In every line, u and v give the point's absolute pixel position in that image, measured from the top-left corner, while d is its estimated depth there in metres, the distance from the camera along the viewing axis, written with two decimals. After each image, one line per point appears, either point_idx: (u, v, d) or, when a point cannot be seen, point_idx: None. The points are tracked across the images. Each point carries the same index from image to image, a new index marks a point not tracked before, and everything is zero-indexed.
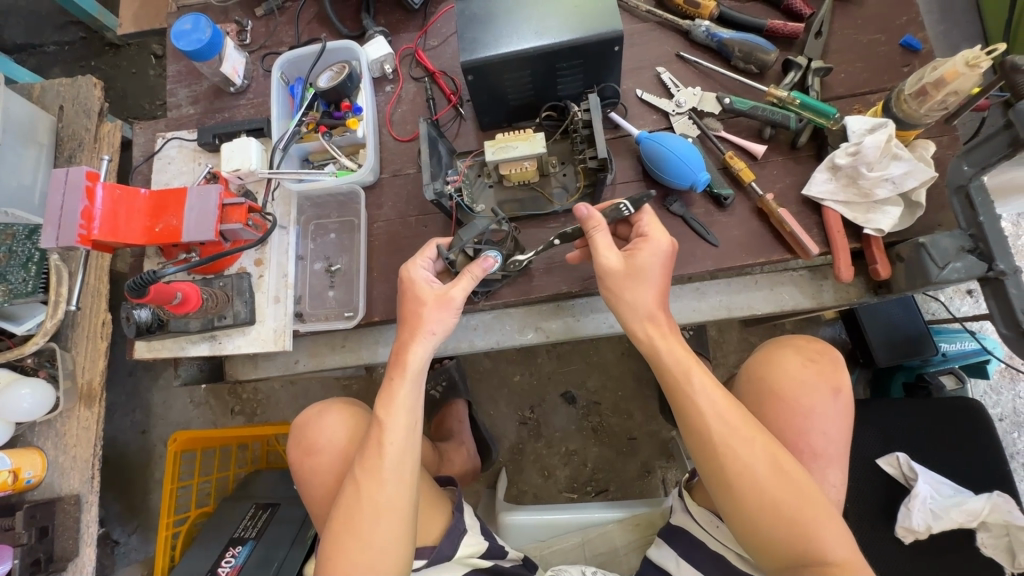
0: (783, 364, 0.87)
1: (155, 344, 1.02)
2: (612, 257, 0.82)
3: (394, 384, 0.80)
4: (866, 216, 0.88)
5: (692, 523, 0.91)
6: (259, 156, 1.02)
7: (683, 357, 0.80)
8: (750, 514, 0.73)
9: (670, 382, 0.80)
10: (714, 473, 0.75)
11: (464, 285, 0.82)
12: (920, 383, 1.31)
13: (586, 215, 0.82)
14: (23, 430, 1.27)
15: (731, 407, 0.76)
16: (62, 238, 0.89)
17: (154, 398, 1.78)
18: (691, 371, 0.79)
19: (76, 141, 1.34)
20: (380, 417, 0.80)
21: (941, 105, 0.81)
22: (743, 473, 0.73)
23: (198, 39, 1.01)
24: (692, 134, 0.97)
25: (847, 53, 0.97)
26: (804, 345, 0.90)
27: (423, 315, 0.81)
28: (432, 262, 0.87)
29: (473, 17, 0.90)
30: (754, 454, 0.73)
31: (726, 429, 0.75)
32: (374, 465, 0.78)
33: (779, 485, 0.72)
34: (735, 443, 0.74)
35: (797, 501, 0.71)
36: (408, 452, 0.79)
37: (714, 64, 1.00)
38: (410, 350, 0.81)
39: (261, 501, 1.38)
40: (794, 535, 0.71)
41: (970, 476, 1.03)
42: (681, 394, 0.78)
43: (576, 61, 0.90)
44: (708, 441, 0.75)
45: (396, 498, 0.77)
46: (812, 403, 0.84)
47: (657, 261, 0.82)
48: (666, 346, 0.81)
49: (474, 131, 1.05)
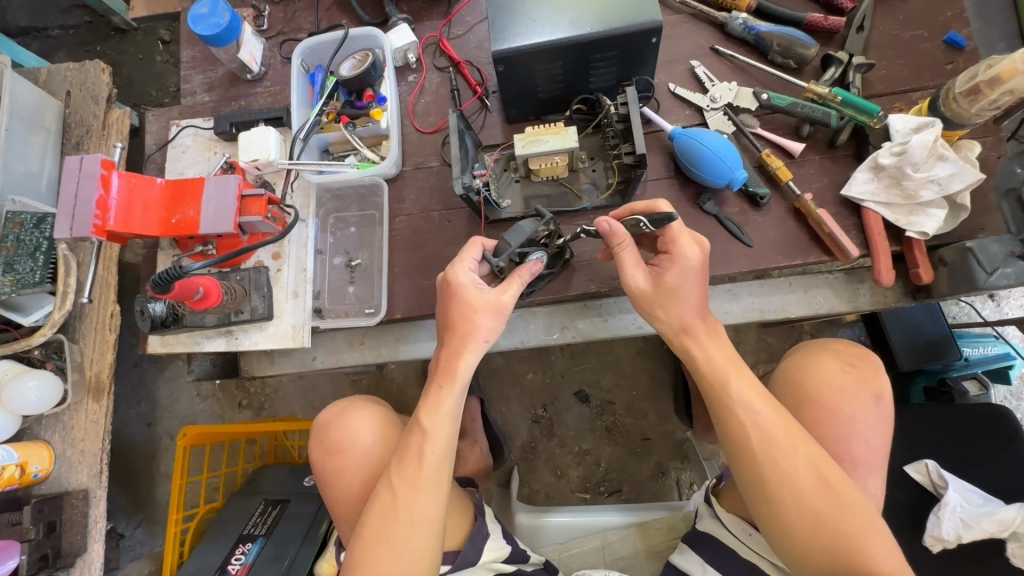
0: (819, 370, 0.85)
1: (169, 338, 0.99)
2: (639, 280, 0.81)
3: (442, 393, 0.78)
4: (908, 218, 0.85)
5: (724, 532, 0.89)
6: (278, 146, 0.99)
7: (722, 364, 0.78)
8: (789, 523, 0.71)
9: (711, 389, 0.78)
10: (753, 481, 0.73)
11: (514, 290, 0.80)
12: (942, 388, 1.28)
13: (609, 231, 0.81)
14: (30, 423, 1.24)
15: (774, 416, 0.74)
16: (76, 228, 0.86)
17: (160, 390, 1.75)
18: (730, 377, 0.77)
19: (83, 128, 1.30)
20: (422, 424, 0.77)
21: (993, 105, 0.78)
22: (783, 481, 0.71)
23: (217, 23, 0.97)
24: (727, 131, 0.94)
25: (888, 49, 0.94)
26: (840, 350, 0.88)
27: (476, 321, 0.78)
28: (477, 264, 0.84)
29: (505, 5, 0.87)
30: (797, 464, 0.71)
31: (767, 436, 0.73)
32: (411, 474, 0.75)
33: (820, 494, 0.70)
34: (779, 455, 0.72)
35: (840, 512, 0.69)
36: (445, 460, 0.77)
37: (750, 58, 0.97)
38: (462, 358, 0.78)
39: (271, 498, 1.36)
40: (834, 544, 0.69)
41: (1001, 484, 1.00)
42: (721, 403, 0.77)
43: (612, 52, 0.87)
44: (746, 447, 0.73)
45: (431, 511, 0.74)
46: (852, 409, 0.82)
47: (687, 279, 0.80)
48: (703, 354, 0.80)
49: (500, 123, 1.02)
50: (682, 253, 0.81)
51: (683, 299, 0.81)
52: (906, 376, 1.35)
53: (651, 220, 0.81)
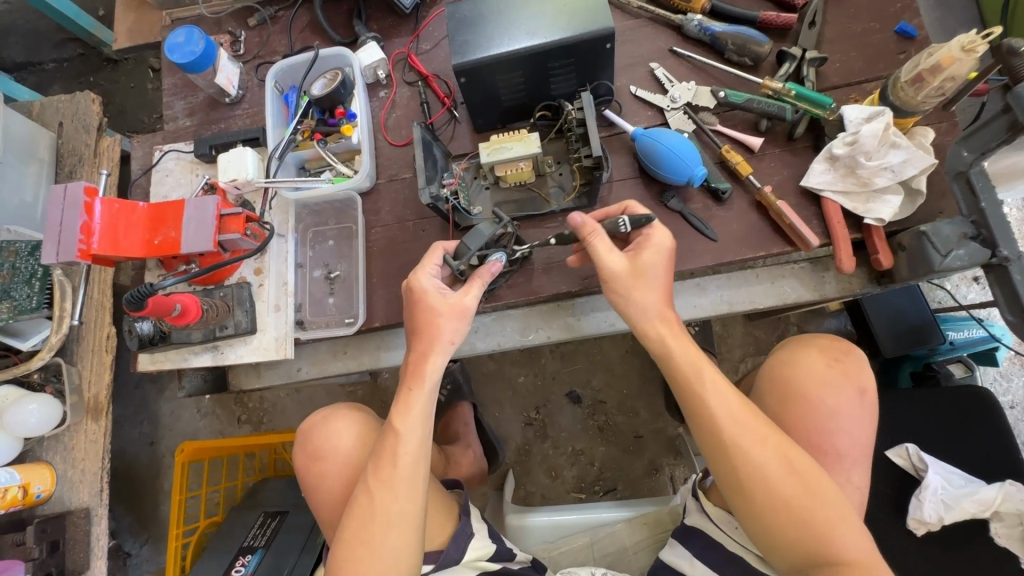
0: (805, 364, 0.86)
1: (158, 356, 1.03)
2: (617, 259, 0.81)
3: (410, 394, 0.81)
4: (866, 205, 0.87)
5: (712, 526, 0.89)
6: (256, 165, 1.03)
7: (689, 360, 0.79)
8: (760, 513, 0.72)
9: (682, 385, 0.79)
10: (725, 473, 0.74)
11: (475, 292, 0.83)
12: (928, 372, 1.30)
13: (580, 223, 0.84)
14: (32, 445, 1.28)
15: (744, 408, 0.75)
16: (62, 253, 0.89)
17: (161, 409, 1.79)
18: (702, 371, 0.78)
19: (76, 157, 1.35)
20: (394, 426, 0.80)
21: (938, 92, 0.80)
22: (753, 474, 0.72)
23: (192, 51, 1.02)
24: (687, 129, 0.97)
25: (841, 42, 0.96)
26: (827, 345, 0.88)
27: (439, 324, 0.82)
28: (438, 269, 0.87)
29: (465, 20, 0.91)
30: (764, 453, 0.72)
31: (737, 431, 0.74)
32: (387, 475, 0.78)
33: (793, 484, 0.71)
34: (746, 445, 0.73)
35: (809, 503, 0.71)
36: (418, 459, 0.79)
37: (707, 58, 1.00)
38: (429, 359, 0.81)
39: (270, 510, 1.39)
40: (806, 533, 0.70)
41: (982, 464, 1.01)
42: (692, 396, 0.77)
43: (569, 59, 0.90)
44: (716, 440, 0.75)
45: (408, 509, 0.77)
46: (837, 403, 0.83)
47: (661, 258, 0.83)
48: (679, 346, 0.80)
49: (469, 133, 1.05)
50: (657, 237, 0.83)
51: (655, 278, 0.82)
52: (893, 362, 1.37)
53: (631, 217, 0.83)
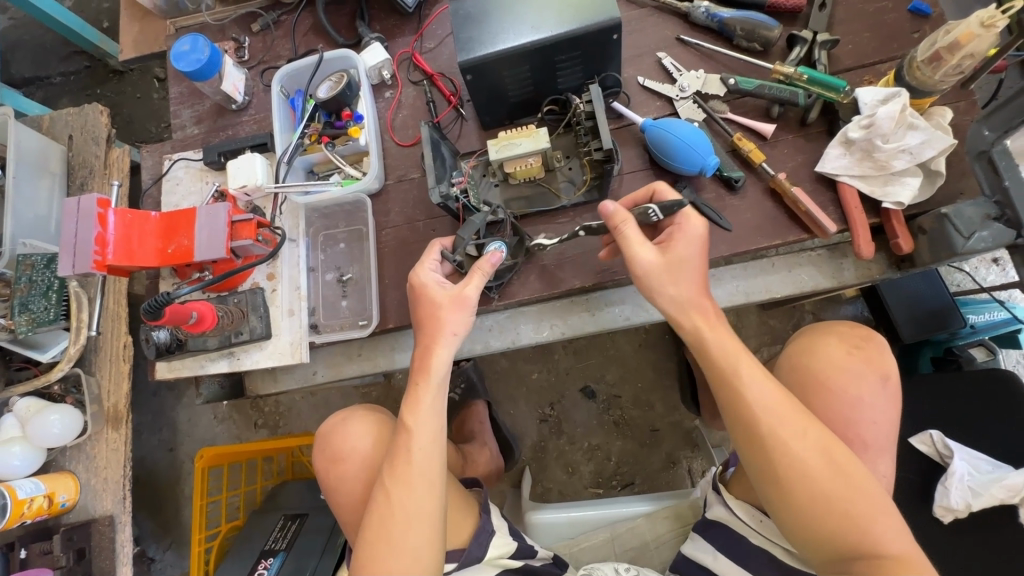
0: (824, 353, 0.85)
1: (176, 364, 1.04)
2: (648, 253, 0.80)
3: (419, 390, 0.81)
4: (884, 189, 0.86)
5: (735, 519, 0.88)
6: (265, 171, 1.03)
7: (731, 349, 0.78)
8: (796, 508, 0.71)
9: (720, 375, 0.78)
10: (760, 463, 0.73)
11: (477, 282, 0.82)
12: (949, 357, 1.27)
13: (612, 211, 0.82)
14: (55, 455, 1.30)
15: (784, 401, 0.74)
16: (78, 265, 0.90)
17: (179, 415, 1.81)
18: (738, 362, 0.77)
19: (87, 169, 1.36)
20: (406, 422, 0.80)
21: (957, 70, 0.78)
22: (790, 466, 0.71)
23: (197, 59, 1.02)
24: (697, 118, 0.95)
25: (853, 24, 0.94)
26: (847, 333, 0.87)
27: (442, 317, 0.82)
28: (438, 264, 0.88)
29: (469, 16, 0.90)
30: (805, 443, 0.72)
31: (776, 420, 0.73)
32: (403, 472, 0.78)
33: (831, 478, 0.70)
34: (784, 435, 0.72)
35: (849, 493, 0.70)
36: (434, 456, 0.79)
37: (716, 45, 0.98)
38: (434, 353, 0.81)
39: (290, 512, 1.39)
40: (842, 526, 0.69)
41: (1007, 449, 0.99)
42: (728, 387, 0.76)
43: (576, 52, 0.89)
44: (753, 431, 0.74)
45: (424, 504, 0.76)
46: (860, 392, 0.81)
47: (692, 248, 0.81)
48: (715, 337, 0.79)
49: (476, 130, 1.05)
50: (691, 225, 0.82)
51: (690, 269, 0.81)
52: (913, 349, 1.35)
53: (661, 206, 0.82)
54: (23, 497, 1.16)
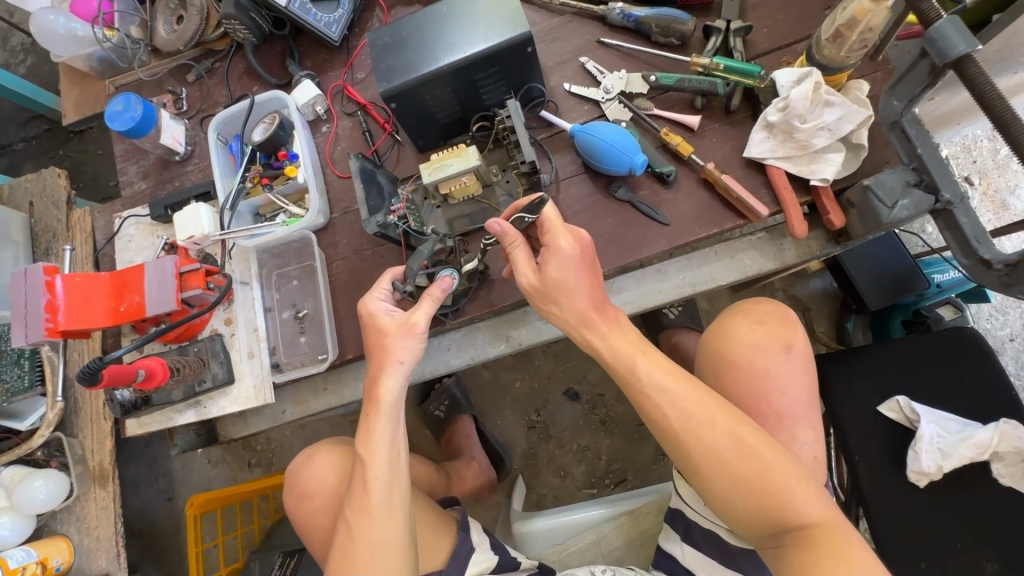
0: (733, 333, 0.88)
1: (145, 419, 1.04)
2: (527, 276, 0.82)
3: (371, 420, 0.83)
4: (810, 167, 0.87)
5: (685, 506, 0.89)
6: (210, 219, 1.04)
7: (627, 351, 0.80)
8: (720, 494, 0.73)
9: (623, 379, 0.80)
10: (677, 454, 0.76)
11: (425, 309, 0.84)
12: (918, 319, 1.28)
13: (501, 232, 0.81)
14: (45, 519, 1.31)
15: (686, 391, 0.76)
16: (31, 334, 0.91)
17: (174, 464, 1.82)
18: (636, 362, 0.79)
19: (50, 234, 1.37)
20: (362, 455, 0.83)
21: (861, 44, 0.79)
22: (705, 454, 0.73)
23: (131, 117, 1.03)
24: (624, 118, 0.97)
25: (765, 7, 0.96)
26: (751, 310, 0.91)
27: (389, 345, 0.83)
28: (389, 293, 0.89)
29: (387, 45, 0.91)
30: (714, 431, 0.73)
31: (682, 415, 0.75)
32: (362, 503, 0.81)
33: (740, 458, 0.72)
34: (693, 428, 0.74)
35: (763, 470, 0.71)
36: (389, 483, 0.82)
37: (635, 44, 1.00)
38: (382, 383, 0.83)
39: (287, 549, 1.40)
40: (763, 503, 0.71)
41: (976, 406, 1.00)
42: (634, 389, 0.78)
43: (494, 69, 0.91)
44: (662, 426, 0.76)
45: (388, 531, 0.79)
46: (766, 365, 0.85)
47: (567, 271, 0.79)
48: (606, 345, 0.81)
49: (413, 154, 1.06)
50: (559, 243, 0.79)
51: (565, 290, 0.80)
52: (883, 314, 1.36)
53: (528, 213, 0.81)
54: (15, 566, 1.18)
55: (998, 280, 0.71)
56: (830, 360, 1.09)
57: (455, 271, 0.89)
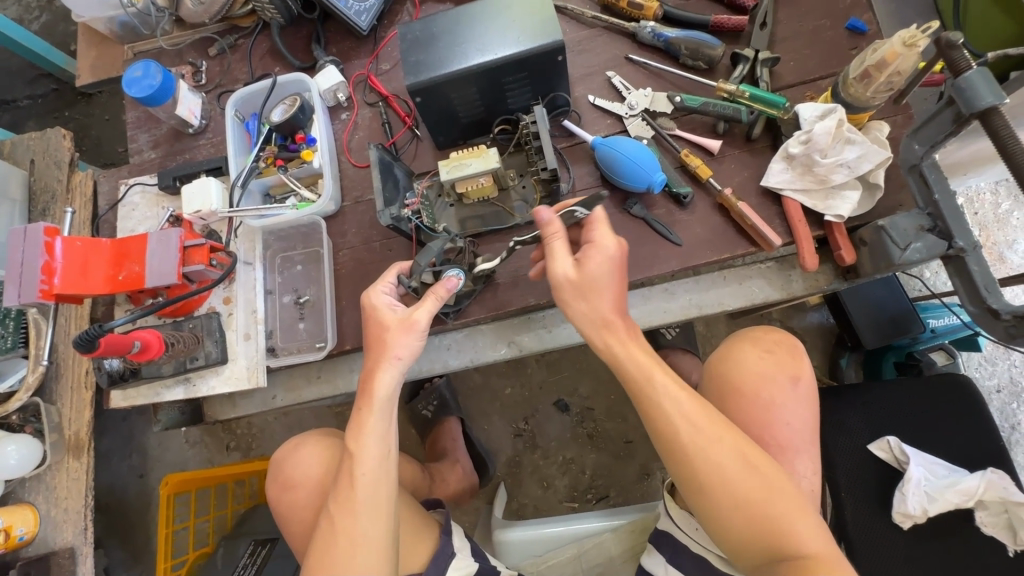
0: (739, 360, 0.88)
1: (131, 392, 1.02)
2: (569, 266, 0.78)
3: (362, 415, 0.82)
4: (826, 202, 0.88)
5: (675, 528, 0.88)
6: (219, 195, 1.02)
7: (646, 362, 0.77)
8: (722, 517, 0.72)
9: (637, 391, 0.78)
10: (682, 474, 0.74)
11: (428, 307, 0.82)
12: (911, 362, 1.31)
13: (546, 220, 0.80)
14: (13, 486, 1.27)
15: (700, 411, 0.75)
16: (24, 294, 0.88)
17: (149, 441, 1.78)
18: (654, 375, 0.77)
19: (48, 194, 1.35)
20: (350, 449, 0.81)
21: (887, 86, 0.80)
22: (713, 477, 0.72)
23: (149, 84, 1.02)
24: (646, 135, 0.97)
25: (793, 41, 0.97)
26: (760, 338, 0.91)
27: (387, 340, 0.82)
28: (394, 287, 0.88)
29: (416, 40, 0.91)
30: (724, 454, 0.72)
31: (695, 433, 0.73)
32: (347, 497, 0.80)
33: (748, 483, 0.71)
34: (704, 448, 0.73)
35: (768, 497, 0.71)
36: (378, 480, 0.80)
37: (663, 64, 1.00)
38: (376, 377, 0.81)
39: (261, 537, 1.37)
40: (763, 529, 0.71)
41: (964, 454, 1.01)
42: (647, 403, 0.76)
43: (522, 74, 0.91)
44: (673, 443, 0.74)
45: (371, 527, 0.78)
46: (772, 394, 0.85)
47: (608, 270, 0.78)
48: (626, 353, 0.78)
49: (431, 150, 1.05)
50: (605, 242, 0.78)
51: (599, 289, 0.78)
52: (877, 353, 1.38)
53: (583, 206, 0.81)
54: None
55: (1004, 331, 0.72)
56: (825, 395, 1.09)
57: (462, 272, 0.88)
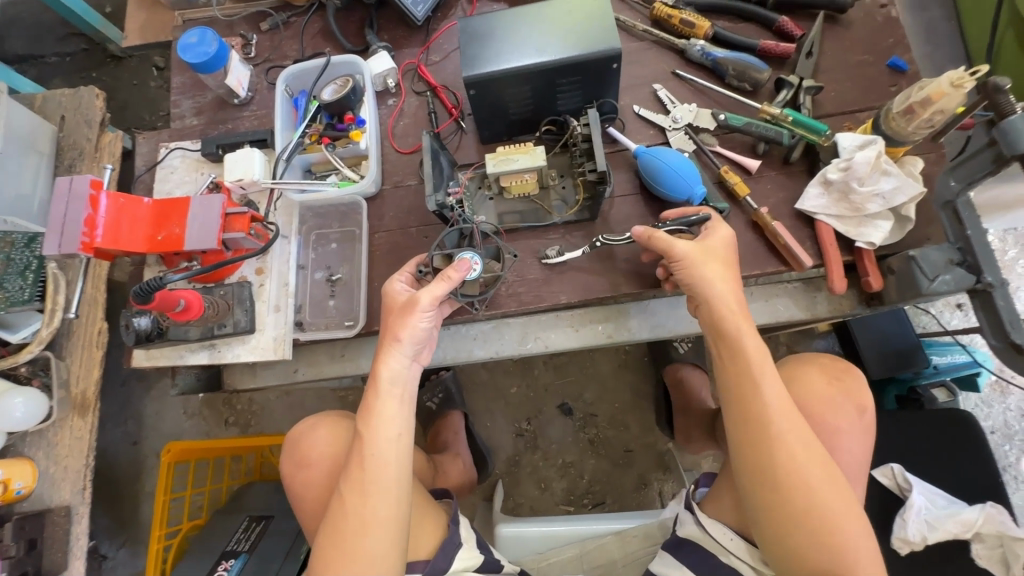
0: (806, 381, 0.90)
1: (154, 352, 1.02)
2: (687, 242, 0.81)
3: (371, 402, 0.82)
4: (858, 229, 0.91)
5: (709, 539, 0.88)
6: (262, 166, 1.04)
7: (758, 353, 0.77)
8: (782, 519, 0.72)
9: (736, 379, 0.77)
10: (760, 468, 0.74)
11: (434, 287, 0.81)
12: (913, 395, 1.33)
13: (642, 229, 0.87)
14: (14, 440, 1.26)
15: (797, 411, 0.75)
16: (65, 244, 0.89)
17: (146, 408, 1.77)
18: (761, 368, 0.76)
19: (76, 151, 1.35)
20: (360, 429, 0.82)
21: (928, 123, 0.84)
22: (796, 477, 0.72)
23: (204, 51, 1.03)
24: (688, 149, 1.00)
25: (836, 73, 1.01)
26: (828, 364, 0.92)
27: (391, 322, 0.83)
28: (410, 279, 0.90)
29: (476, 34, 0.93)
30: (811, 459, 0.73)
31: (789, 430, 0.73)
32: (357, 478, 0.79)
33: (829, 494, 0.72)
34: (795, 446, 0.73)
35: (840, 511, 0.71)
36: (389, 463, 0.80)
37: (709, 82, 1.03)
38: (385, 363, 0.82)
39: (256, 514, 1.37)
40: (821, 550, 0.71)
41: (963, 487, 1.03)
42: (748, 390, 0.76)
43: (576, 77, 0.93)
44: (765, 436, 0.74)
45: (382, 510, 0.78)
46: (838, 421, 0.86)
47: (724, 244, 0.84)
48: (747, 340, 0.78)
49: (474, 144, 1.07)
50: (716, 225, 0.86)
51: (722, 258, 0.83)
52: (879, 385, 1.41)
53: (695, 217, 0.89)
54: None
55: None
56: None
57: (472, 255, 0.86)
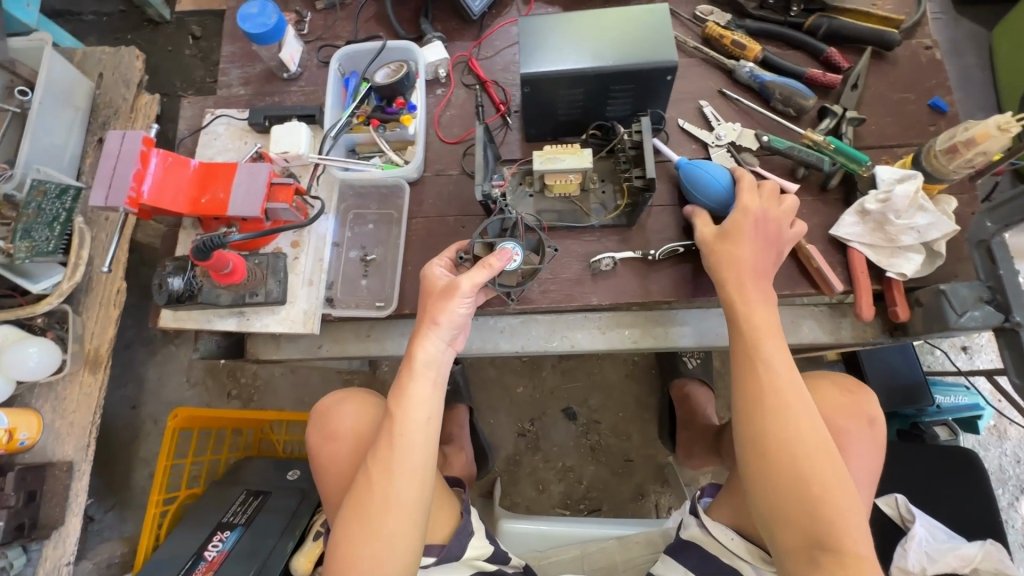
0: (820, 391, 0.93)
1: (181, 314, 1.02)
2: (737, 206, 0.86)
3: (405, 382, 0.83)
4: (890, 260, 0.93)
5: (706, 536, 0.91)
6: (309, 141, 1.05)
7: (761, 324, 0.80)
8: (773, 482, 0.73)
9: (742, 348, 0.80)
10: (754, 429, 0.76)
11: (475, 274, 0.82)
12: (914, 431, 1.35)
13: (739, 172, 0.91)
14: (23, 390, 1.24)
15: (798, 380, 0.77)
16: (112, 199, 0.89)
17: (149, 374, 1.76)
18: (762, 338, 0.79)
19: (112, 109, 1.35)
20: (392, 410, 0.82)
21: (969, 164, 0.86)
22: (785, 438, 0.73)
23: (264, 23, 1.04)
24: (729, 166, 1.02)
25: (878, 107, 1.03)
26: (841, 380, 0.97)
27: (432, 303, 0.84)
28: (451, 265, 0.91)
29: (534, 33, 0.95)
30: (805, 424, 0.74)
31: (787, 394, 0.75)
32: (385, 458, 0.80)
33: (821, 460, 0.72)
34: (791, 409, 0.75)
35: (831, 481, 0.71)
36: (417, 445, 0.81)
37: (754, 103, 1.06)
38: (421, 346, 0.83)
39: (252, 488, 1.35)
40: (811, 515, 0.70)
41: (965, 525, 1.04)
42: (748, 357, 0.79)
43: (629, 85, 0.95)
44: (760, 396, 0.76)
45: (406, 492, 0.79)
46: (852, 437, 0.89)
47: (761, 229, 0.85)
48: (746, 310, 0.81)
49: (519, 141, 1.09)
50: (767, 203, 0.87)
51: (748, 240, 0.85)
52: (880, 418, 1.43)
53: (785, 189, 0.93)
54: None
55: None
56: None
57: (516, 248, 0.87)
